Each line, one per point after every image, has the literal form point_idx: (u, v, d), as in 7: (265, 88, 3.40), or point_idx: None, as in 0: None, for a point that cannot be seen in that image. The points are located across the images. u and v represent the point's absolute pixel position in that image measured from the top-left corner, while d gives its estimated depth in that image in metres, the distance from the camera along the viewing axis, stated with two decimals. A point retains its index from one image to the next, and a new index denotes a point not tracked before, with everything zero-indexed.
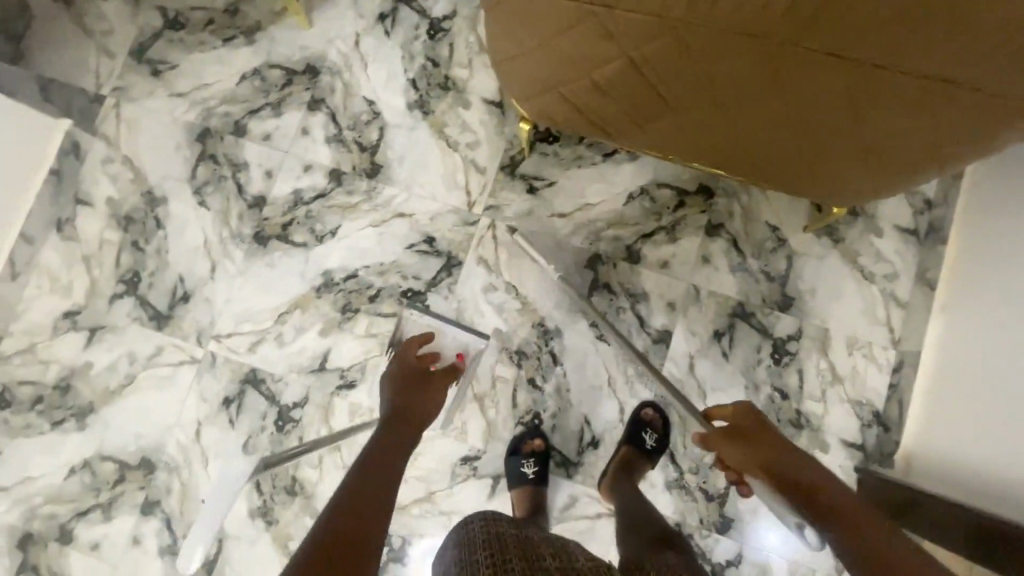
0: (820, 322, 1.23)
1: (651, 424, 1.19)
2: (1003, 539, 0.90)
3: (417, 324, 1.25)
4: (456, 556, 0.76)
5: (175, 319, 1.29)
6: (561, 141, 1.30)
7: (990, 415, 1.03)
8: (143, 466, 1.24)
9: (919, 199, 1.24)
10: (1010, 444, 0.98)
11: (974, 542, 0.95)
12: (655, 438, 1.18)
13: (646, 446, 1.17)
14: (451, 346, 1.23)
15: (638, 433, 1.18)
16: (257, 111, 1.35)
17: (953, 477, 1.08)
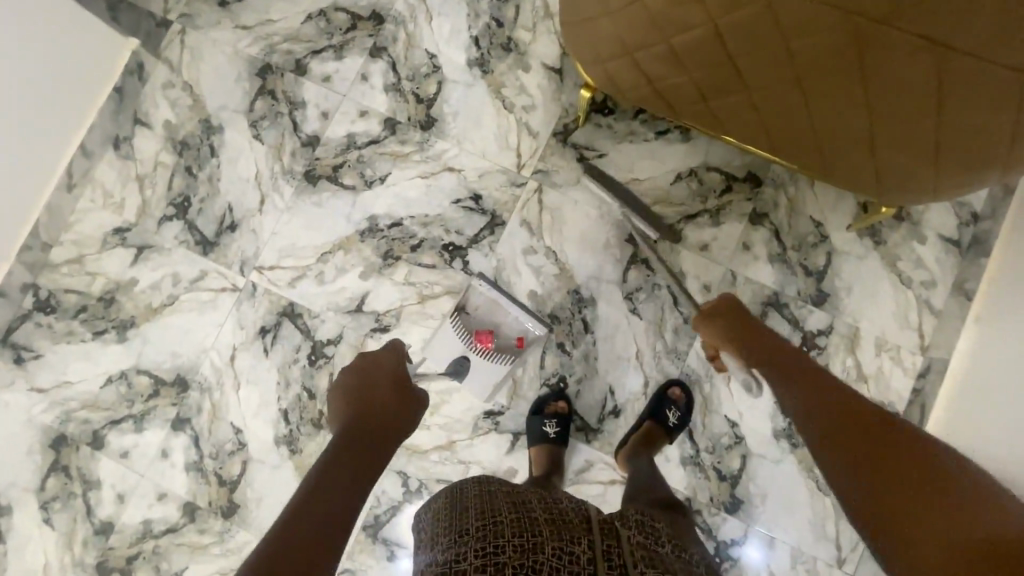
0: (852, 320, 1.24)
1: (675, 402, 1.21)
2: None
3: (483, 296, 1.27)
4: (445, 512, 0.77)
5: (220, 247, 1.32)
6: (616, 114, 1.31)
7: (1000, 422, 1.07)
8: (177, 384, 1.28)
9: (966, 211, 1.24)
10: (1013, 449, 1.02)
11: None
12: (677, 416, 1.20)
13: (668, 422, 1.20)
14: (513, 327, 1.27)
15: (661, 409, 1.20)
16: (319, 52, 1.36)
17: None
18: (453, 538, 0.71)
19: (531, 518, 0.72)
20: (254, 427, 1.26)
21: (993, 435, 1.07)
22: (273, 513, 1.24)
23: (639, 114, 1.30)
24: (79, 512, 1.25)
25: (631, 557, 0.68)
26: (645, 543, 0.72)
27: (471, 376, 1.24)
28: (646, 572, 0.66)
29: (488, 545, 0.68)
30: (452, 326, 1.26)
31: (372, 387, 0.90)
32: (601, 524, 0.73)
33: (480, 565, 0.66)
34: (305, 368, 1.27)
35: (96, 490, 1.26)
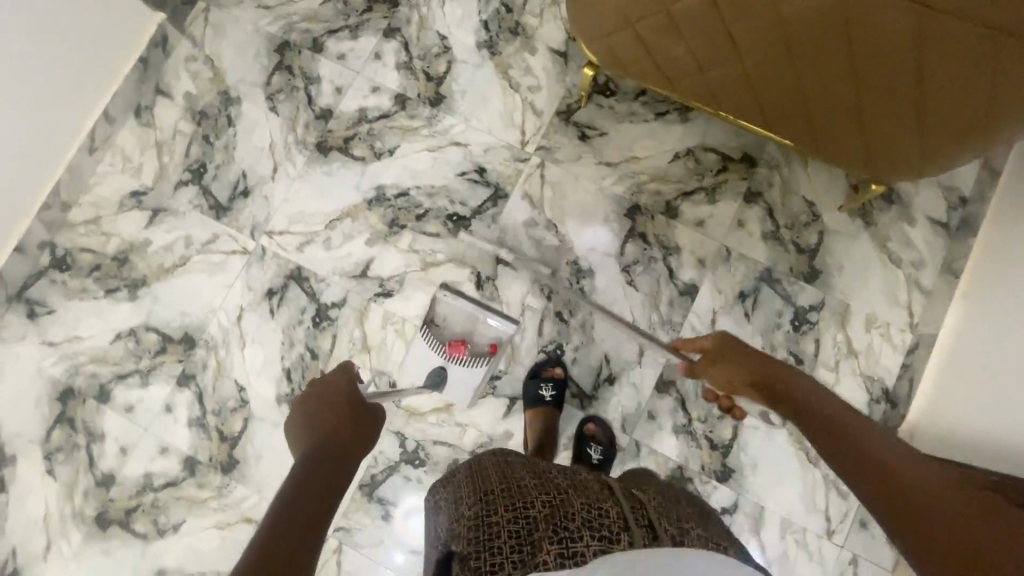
0: (843, 297, 1.27)
1: (592, 438, 1.22)
2: None
3: (452, 306, 1.30)
4: (468, 484, 0.81)
5: (233, 212, 1.37)
6: (618, 95, 1.37)
7: (987, 388, 1.09)
8: (184, 342, 1.31)
9: (954, 195, 1.28)
10: (998, 413, 1.05)
11: None
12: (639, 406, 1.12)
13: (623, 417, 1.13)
14: (485, 334, 1.30)
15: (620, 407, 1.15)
16: (336, 32, 1.43)
17: (945, 445, 1.13)
18: (478, 500, 0.75)
19: (554, 481, 0.77)
20: (257, 385, 1.29)
21: (997, 406, 1.06)
22: (273, 470, 1.26)
23: (640, 96, 1.36)
24: (81, 463, 1.27)
25: (655, 516, 0.71)
26: (667, 506, 0.77)
27: (451, 382, 1.26)
28: (671, 529, 0.70)
29: (517, 501, 0.72)
30: (425, 339, 1.29)
31: (325, 414, 0.88)
32: (625, 489, 0.78)
33: (511, 517, 0.71)
34: (309, 329, 1.31)
35: (100, 442, 1.28)
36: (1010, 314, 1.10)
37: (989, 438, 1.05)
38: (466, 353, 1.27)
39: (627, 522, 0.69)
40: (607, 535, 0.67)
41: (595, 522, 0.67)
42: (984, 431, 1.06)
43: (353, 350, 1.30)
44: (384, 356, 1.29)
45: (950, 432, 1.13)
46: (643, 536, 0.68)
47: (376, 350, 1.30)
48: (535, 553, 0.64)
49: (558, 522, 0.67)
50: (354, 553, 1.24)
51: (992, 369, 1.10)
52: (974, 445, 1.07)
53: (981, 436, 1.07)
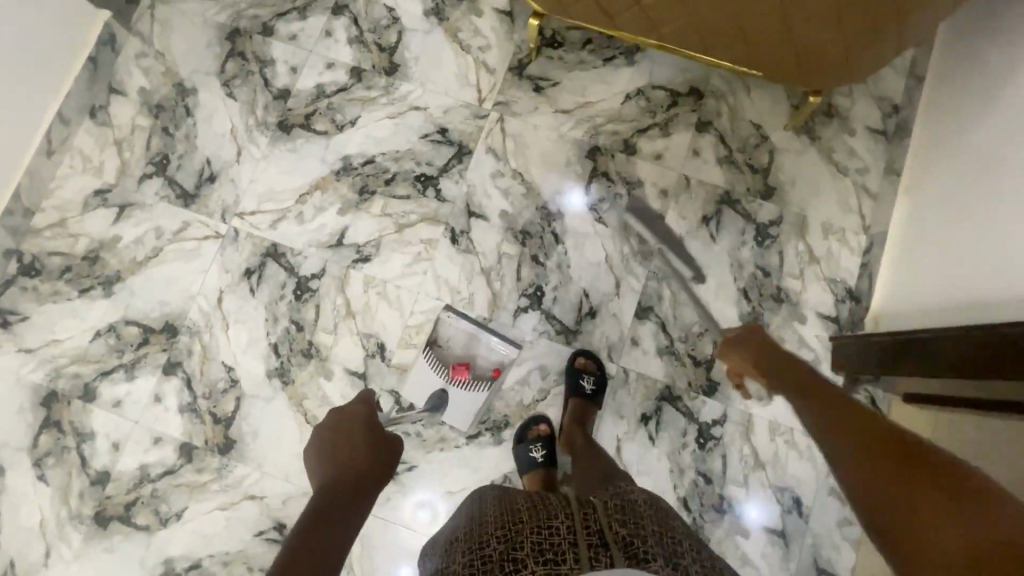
0: (798, 209, 1.34)
1: (585, 370, 1.26)
2: (919, 347, 1.06)
3: (456, 330, 1.32)
4: (449, 534, 0.89)
5: (202, 198, 1.37)
6: (565, 46, 1.42)
7: (925, 264, 1.18)
8: (166, 331, 1.31)
9: (887, 104, 1.37)
10: (936, 284, 1.14)
11: (902, 353, 1.09)
12: (592, 382, 1.25)
13: (585, 391, 1.24)
14: (487, 356, 1.31)
15: (575, 381, 1.25)
16: (284, 14, 1.45)
17: (894, 321, 1.22)
18: (448, 552, 0.83)
19: (513, 507, 0.81)
20: (245, 364, 1.30)
21: (949, 281, 1.10)
22: (270, 444, 1.26)
23: (587, 44, 1.42)
24: (73, 465, 1.25)
25: (605, 522, 0.74)
26: (621, 501, 0.79)
27: (454, 405, 1.27)
28: (620, 532, 0.73)
29: (474, 544, 0.78)
30: (427, 362, 1.29)
31: (345, 441, 0.92)
32: (580, 500, 0.80)
33: (468, 561, 0.76)
34: (291, 303, 1.32)
35: (91, 441, 1.26)
36: (947, 200, 1.16)
37: (927, 308, 1.14)
38: (469, 377, 1.28)
39: (575, 538, 0.73)
40: (554, 558, 0.71)
41: (543, 546, 0.72)
42: (943, 308, 1.10)
43: (338, 318, 1.31)
44: (369, 319, 1.31)
45: (899, 309, 1.22)
46: (593, 547, 0.72)
47: (361, 315, 1.32)
48: None
49: (509, 557, 0.72)
50: (372, 519, 1.25)
51: (942, 252, 1.14)
52: (926, 318, 1.14)
53: (920, 306, 1.16)
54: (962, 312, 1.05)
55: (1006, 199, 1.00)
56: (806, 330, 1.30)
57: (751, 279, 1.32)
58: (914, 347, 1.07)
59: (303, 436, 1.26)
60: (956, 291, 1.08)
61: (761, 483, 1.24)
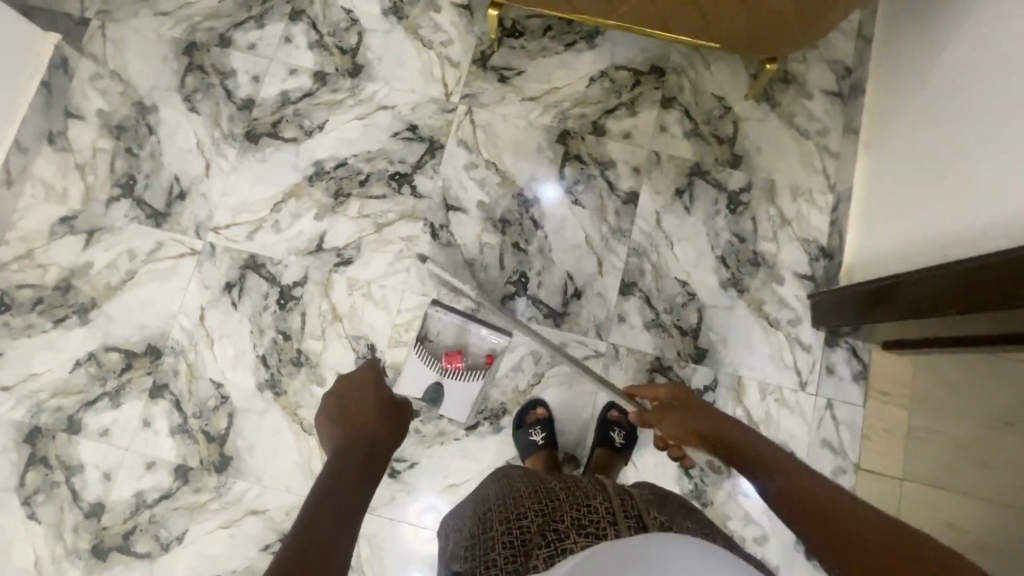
0: (766, 174, 1.38)
1: (617, 423, 1.25)
2: (894, 291, 1.10)
3: (445, 322, 1.30)
4: (474, 507, 0.89)
5: (173, 216, 1.35)
6: (526, 35, 1.44)
7: (890, 215, 1.23)
8: (149, 354, 1.28)
9: (840, 67, 1.42)
10: (901, 232, 1.18)
11: (880, 297, 1.13)
12: (623, 436, 1.24)
13: (615, 444, 1.23)
14: (479, 346, 1.30)
15: (606, 433, 1.24)
16: (240, 24, 1.44)
17: (866, 272, 1.26)
18: (477, 521, 0.83)
19: (548, 487, 0.83)
20: (235, 379, 1.28)
21: (914, 227, 1.14)
22: (267, 457, 1.25)
23: (547, 31, 1.44)
24: (64, 500, 1.22)
25: (644, 510, 0.77)
26: (654, 499, 0.82)
27: (447, 396, 1.26)
28: (658, 518, 0.76)
29: (511, 512, 0.79)
30: (419, 356, 1.28)
31: (355, 410, 0.94)
32: (615, 487, 0.82)
33: (505, 529, 0.77)
34: (276, 313, 1.31)
35: (80, 474, 1.23)
36: (903, 152, 1.22)
37: (895, 255, 1.19)
38: (463, 366, 1.27)
39: (615, 517, 0.74)
40: (595, 531, 0.72)
41: (584, 519, 0.73)
42: (911, 252, 1.14)
43: (325, 323, 1.30)
44: (357, 321, 1.31)
45: (870, 260, 1.26)
46: (633, 528, 0.73)
47: (347, 319, 1.31)
48: (530, 559, 0.70)
49: (550, 527, 0.73)
50: (378, 522, 1.24)
51: (904, 199, 1.19)
52: (896, 264, 1.18)
53: (889, 255, 1.20)
54: (930, 251, 1.08)
55: (959, 142, 1.05)
56: (785, 290, 1.34)
57: (728, 246, 1.35)
58: (889, 291, 1.11)
59: (300, 445, 1.25)
60: (920, 236, 1.12)
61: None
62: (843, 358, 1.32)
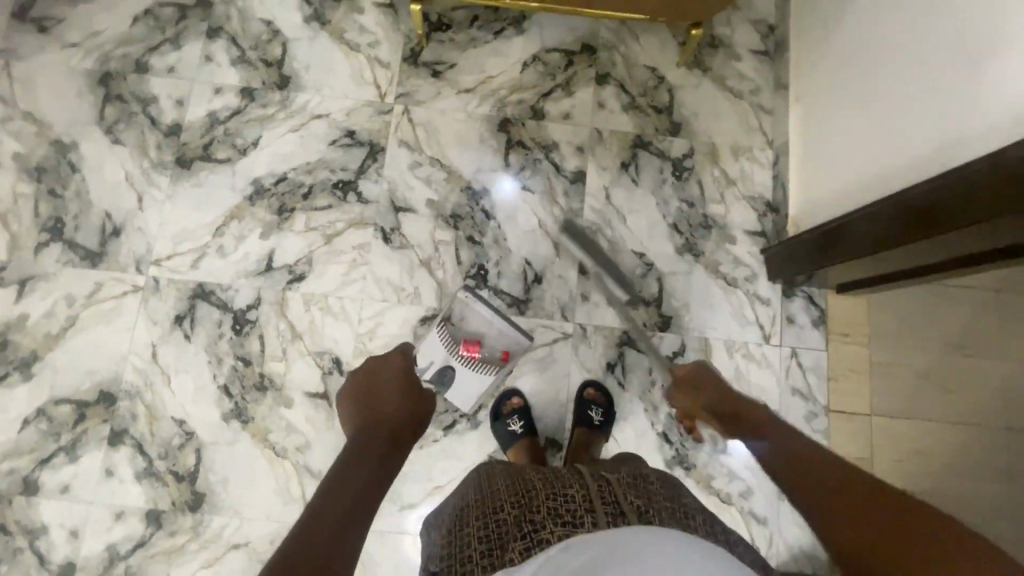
0: (706, 138, 1.41)
1: (594, 401, 1.25)
2: (844, 234, 1.12)
3: (471, 309, 1.25)
4: (455, 504, 0.89)
5: (109, 255, 1.29)
6: (454, 27, 1.43)
7: (827, 161, 1.26)
8: (102, 400, 1.22)
9: (763, 26, 1.46)
10: (839, 176, 1.22)
11: (831, 241, 1.16)
12: (601, 413, 1.24)
13: (594, 422, 1.22)
14: (499, 341, 1.26)
15: (584, 412, 1.23)
16: (156, 48, 1.38)
17: (811, 219, 1.30)
18: (457, 518, 0.83)
19: (526, 479, 0.82)
20: (198, 413, 1.23)
21: (851, 169, 1.18)
22: (243, 488, 1.21)
23: (475, 22, 1.43)
24: (30, 566, 1.15)
25: (620, 494, 0.75)
26: (635, 482, 0.80)
27: (456, 385, 1.23)
28: (636, 501, 0.75)
29: (489, 509, 0.79)
30: (438, 336, 1.24)
31: (377, 389, 0.90)
32: (593, 473, 0.81)
33: (482, 524, 0.78)
34: (232, 339, 1.26)
35: (45, 535, 1.17)
36: (833, 98, 1.25)
37: (835, 200, 1.22)
38: (479, 358, 1.23)
39: (592, 504, 0.73)
40: (570, 520, 0.71)
41: (560, 509, 0.72)
42: (857, 194, 1.15)
43: (285, 344, 1.27)
44: (318, 336, 1.27)
45: (813, 209, 1.30)
46: (609, 512, 0.72)
47: (308, 335, 1.28)
48: (505, 553, 0.70)
49: (526, 521, 0.73)
50: (367, 536, 1.22)
51: (843, 145, 1.21)
52: (837, 209, 1.22)
53: (830, 201, 1.24)
54: (875, 189, 1.10)
55: (890, 80, 1.07)
56: (739, 249, 1.37)
57: (679, 213, 1.37)
58: (839, 235, 1.14)
59: (276, 471, 1.22)
60: (856, 178, 1.16)
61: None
62: (802, 307, 1.35)
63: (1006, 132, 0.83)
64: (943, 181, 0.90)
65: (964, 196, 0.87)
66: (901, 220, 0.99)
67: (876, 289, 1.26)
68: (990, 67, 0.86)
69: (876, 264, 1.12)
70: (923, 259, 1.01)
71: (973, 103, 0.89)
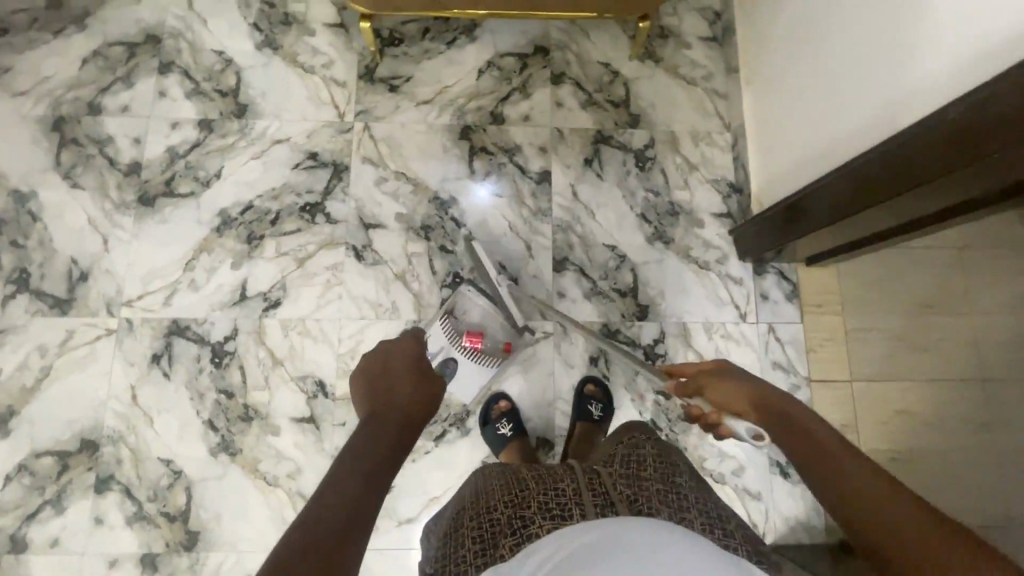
0: (665, 126, 1.43)
1: (593, 396, 1.26)
2: (804, 205, 1.15)
3: (473, 301, 1.26)
4: (451, 503, 0.90)
5: (79, 300, 1.27)
6: (406, 41, 1.43)
7: (779, 139, 1.29)
8: (85, 449, 1.21)
9: (709, 13, 1.49)
10: (791, 152, 1.25)
11: (793, 213, 1.18)
12: (600, 408, 1.25)
13: (594, 416, 1.23)
14: (500, 333, 1.27)
15: (584, 408, 1.24)
16: (108, 88, 1.37)
17: (769, 196, 1.33)
18: (452, 517, 0.84)
19: (517, 475, 0.83)
20: (184, 451, 1.22)
21: (802, 144, 1.21)
22: (238, 521, 1.19)
23: (427, 34, 1.44)
24: None
25: (610, 485, 0.76)
26: (624, 471, 0.81)
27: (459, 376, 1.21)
28: (625, 489, 0.76)
29: (481, 507, 0.79)
30: (440, 328, 1.22)
31: (382, 375, 0.78)
32: (583, 465, 0.82)
33: (475, 522, 0.78)
34: (213, 373, 1.25)
35: None
36: (780, 76, 1.28)
37: (789, 175, 1.25)
38: (482, 348, 1.23)
39: (581, 496, 0.74)
40: (561, 513, 0.72)
41: (551, 504, 0.73)
42: (813, 165, 1.17)
43: (266, 372, 1.26)
44: (299, 361, 1.27)
45: (770, 186, 1.33)
46: (599, 504, 0.74)
47: (289, 361, 1.27)
48: (498, 551, 0.72)
49: (518, 518, 0.74)
50: (367, 555, 1.21)
51: (802, 115, 1.20)
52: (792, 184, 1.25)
53: (785, 176, 1.27)
54: (833, 157, 1.10)
55: (835, 49, 1.09)
56: (708, 232, 1.39)
57: (646, 203, 1.39)
58: (800, 207, 1.16)
59: (269, 500, 1.21)
60: (807, 152, 1.19)
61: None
62: (774, 282, 1.38)
63: (952, 87, 0.83)
64: (895, 141, 0.91)
65: (912, 157, 0.87)
66: (859, 185, 0.99)
67: (841, 257, 1.29)
68: (933, 23, 0.85)
69: (840, 231, 1.13)
70: (882, 223, 1.03)
71: (919, 62, 0.88)
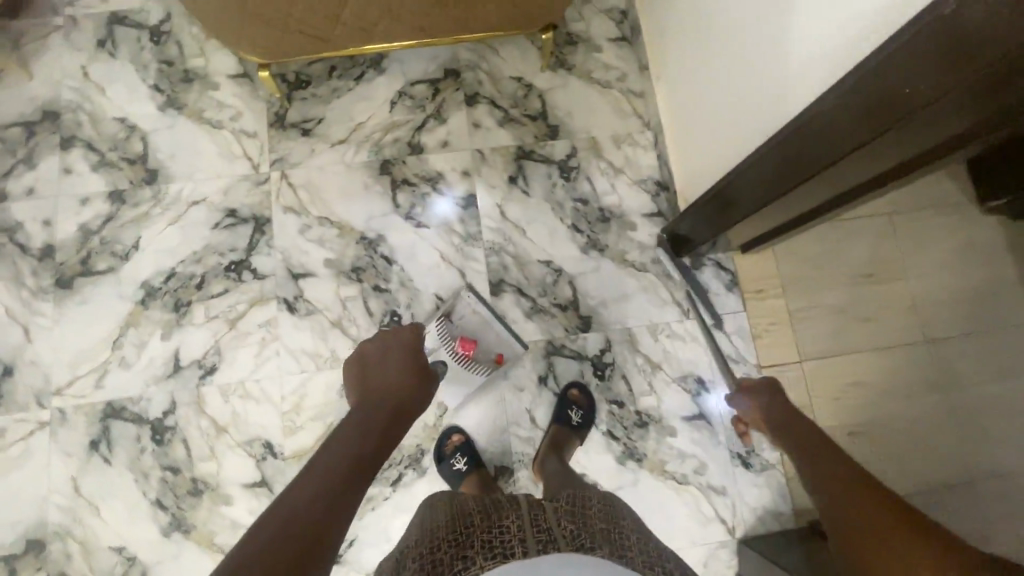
0: (585, 133, 1.42)
1: (575, 402, 1.27)
2: (724, 195, 1.12)
3: (471, 309, 1.26)
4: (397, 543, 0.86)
5: (5, 397, 1.23)
6: (313, 82, 1.41)
7: (689, 134, 1.28)
8: (31, 549, 1.17)
9: (615, 13, 1.48)
10: (700, 145, 1.23)
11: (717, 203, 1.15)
12: (580, 415, 1.26)
13: (573, 422, 1.25)
14: (495, 345, 1.27)
15: (564, 412, 1.26)
16: (10, 172, 1.33)
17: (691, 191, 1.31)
18: (396, 556, 0.81)
19: (464, 510, 0.81)
20: (135, 536, 1.18)
21: (708, 138, 1.19)
22: None
23: (333, 72, 1.41)
24: None
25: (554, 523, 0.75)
26: (571, 507, 0.80)
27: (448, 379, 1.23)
28: (569, 527, 0.74)
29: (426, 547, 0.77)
30: (435, 328, 1.23)
31: (378, 370, 0.85)
32: (531, 502, 0.81)
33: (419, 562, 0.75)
34: (155, 451, 1.22)
35: None
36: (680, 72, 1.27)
37: (703, 170, 1.24)
38: (473, 357, 1.23)
39: (525, 533, 0.73)
40: (503, 551, 0.70)
41: (493, 542, 0.72)
42: (721, 157, 1.16)
43: (209, 442, 1.22)
44: (243, 425, 1.24)
45: (690, 181, 1.32)
46: (542, 539, 0.72)
47: (233, 426, 1.24)
48: None
49: (460, 555, 0.72)
50: None
51: (704, 108, 1.19)
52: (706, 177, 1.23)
53: (700, 171, 1.26)
54: (739, 147, 1.06)
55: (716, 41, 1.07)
56: (641, 233, 1.39)
57: (575, 213, 1.38)
58: (720, 198, 1.13)
59: None
60: (713, 145, 1.18)
61: (669, 388, 1.31)
62: (711, 273, 1.39)
63: (827, 68, 0.77)
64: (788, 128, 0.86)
65: (814, 133, 0.81)
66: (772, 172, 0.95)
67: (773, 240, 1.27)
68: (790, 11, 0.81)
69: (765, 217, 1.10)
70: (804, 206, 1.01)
71: (795, 41, 0.81)
